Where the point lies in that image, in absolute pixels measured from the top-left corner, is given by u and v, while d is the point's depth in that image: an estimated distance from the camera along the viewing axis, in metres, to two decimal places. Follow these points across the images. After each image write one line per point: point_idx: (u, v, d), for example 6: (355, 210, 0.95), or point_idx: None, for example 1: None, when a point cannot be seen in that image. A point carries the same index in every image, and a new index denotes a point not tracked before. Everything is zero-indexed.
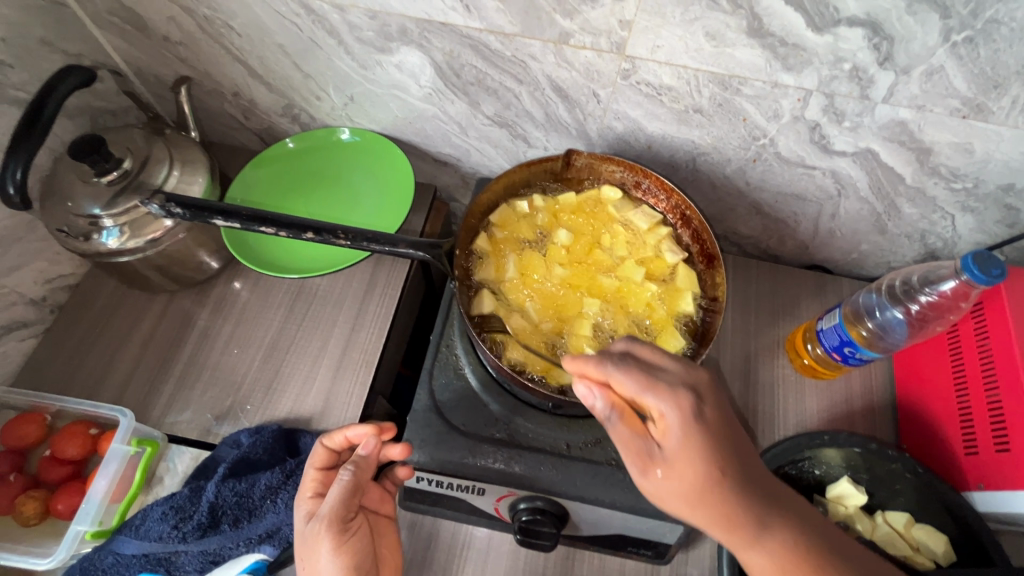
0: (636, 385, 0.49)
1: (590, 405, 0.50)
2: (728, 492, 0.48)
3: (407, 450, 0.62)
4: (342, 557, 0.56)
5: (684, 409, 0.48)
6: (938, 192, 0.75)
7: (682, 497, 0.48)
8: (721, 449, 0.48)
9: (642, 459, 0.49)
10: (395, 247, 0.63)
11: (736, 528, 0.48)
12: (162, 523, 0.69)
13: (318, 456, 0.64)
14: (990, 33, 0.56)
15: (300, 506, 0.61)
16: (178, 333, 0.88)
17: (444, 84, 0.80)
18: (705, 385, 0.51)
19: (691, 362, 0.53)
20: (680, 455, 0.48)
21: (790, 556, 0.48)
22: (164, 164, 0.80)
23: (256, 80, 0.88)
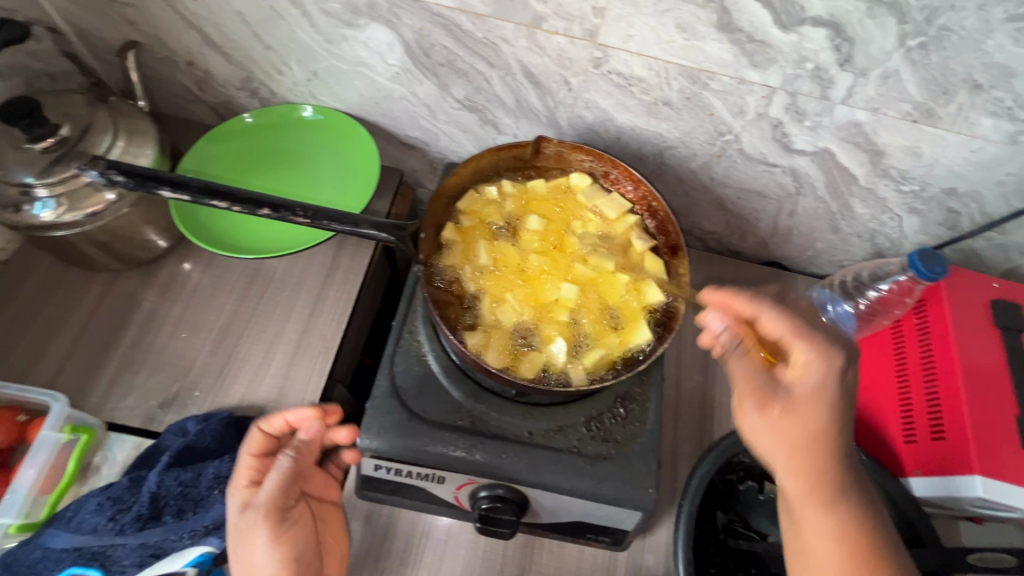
0: (789, 330, 0.54)
1: (712, 335, 0.58)
2: (830, 451, 0.52)
3: (355, 433, 0.65)
4: (282, 547, 0.57)
5: (837, 365, 0.52)
6: (888, 193, 0.79)
7: (775, 438, 0.53)
8: (835, 416, 0.52)
9: (760, 394, 0.54)
10: (358, 227, 0.61)
11: (809, 480, 0.53)
12: (98, 514, 0.65)
13: (254, 443, 0.63)
14: (941, 40, 0.59)
15: (235, 496, 0.61)
16: (121, 315, 0.82)
17: (413, 64, 0.77)
18: (861, 357, 0.55)
19: (861, 335, 0.57)
20: (806, 399, 0.52)
21: (850, 526, 0.52)
22: (108, 133, 0.75)
23: (213, 49, 0.83)
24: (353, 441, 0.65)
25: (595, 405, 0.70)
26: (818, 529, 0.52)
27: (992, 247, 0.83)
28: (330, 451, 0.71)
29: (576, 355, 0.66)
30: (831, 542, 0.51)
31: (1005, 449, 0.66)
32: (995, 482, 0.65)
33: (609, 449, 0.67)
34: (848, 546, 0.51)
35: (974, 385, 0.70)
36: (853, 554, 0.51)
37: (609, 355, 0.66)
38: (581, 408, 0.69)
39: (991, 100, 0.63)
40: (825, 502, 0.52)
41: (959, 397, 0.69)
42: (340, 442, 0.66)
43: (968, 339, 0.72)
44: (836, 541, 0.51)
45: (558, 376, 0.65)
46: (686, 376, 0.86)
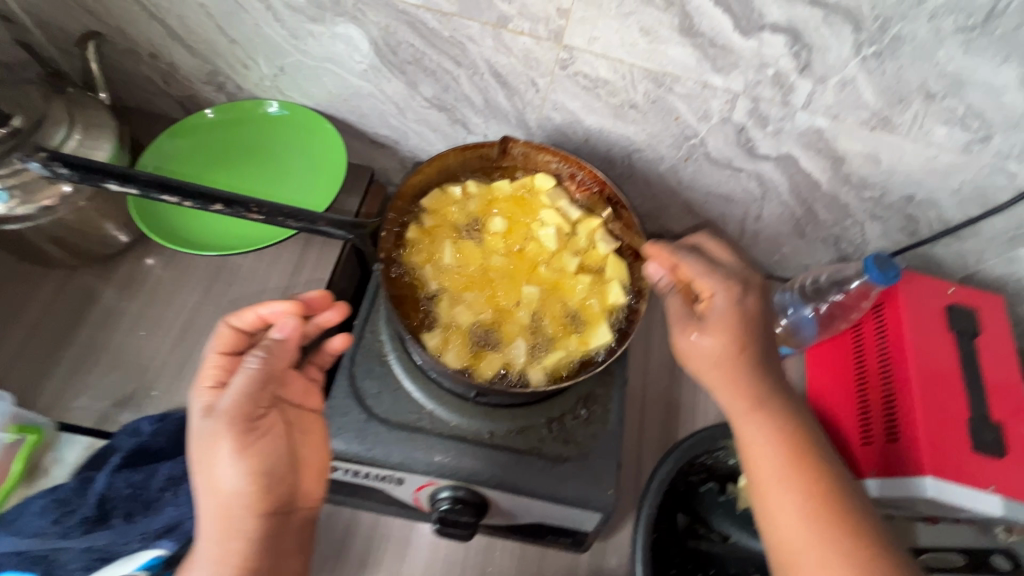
0: (697, 267, 0.60)
1: (655, 281, 0.63)
2: (751, 367, 0.57)
3: (343, 311, 0.63)
4: (248, 460, 0.52)
5: (735, 293, 0.58)
6: (849, 200, 0.80)
7: (706, 362, 0.57)
8: (745, 334, 0.57)
9: (682, 322, 0.59)
10: (315, 225, 0.60)
11: (740, 396, 0.57)
12: (41, 518, 0.62)
13: (222, 340, 0.58)
14: (895, 49, 0.60)
15: (199, 397, 0.56)
16: (77, 311, 0.80)
17: (381, 62, 0.77)
18: (757, 286, 0.60)
19: (754, 268, 0.62)
20: (719, 324, 0.57)
21: (779, 432, 0.56)
22: (63, 125, 0.73)
23: (176, 42, 0.81)
24: (340, 322, 0.63)
25: (557, 406, 0.69)
26: (753, 439, 0.56)
27: (949, 254, 0.85)
28: (313, 351, 0.65)
29: (535, 358, 0.66)
30: (767, 450, 0.55)
31: (958, 452, 0.68)
32: (947, 485, 0.66)
33: (570, 450, 0.67)
34: (775, 448, 0.55)
35: (929, 388, 0.71)
36: (787, 459, 0.54)
37: (567, 359, 0.66)
38: (543, 409, 0.69)
39: (944, 110, 0.65)
40: (756, 414, 0.56)
41: (914, 401, 0.70)
42: (326, 325, 0.63)
43: (924, 343, 0.74)
44: (770, 449, 0.55)
45: (517, 379, 0.65)
46: (652, 377, 0.86)
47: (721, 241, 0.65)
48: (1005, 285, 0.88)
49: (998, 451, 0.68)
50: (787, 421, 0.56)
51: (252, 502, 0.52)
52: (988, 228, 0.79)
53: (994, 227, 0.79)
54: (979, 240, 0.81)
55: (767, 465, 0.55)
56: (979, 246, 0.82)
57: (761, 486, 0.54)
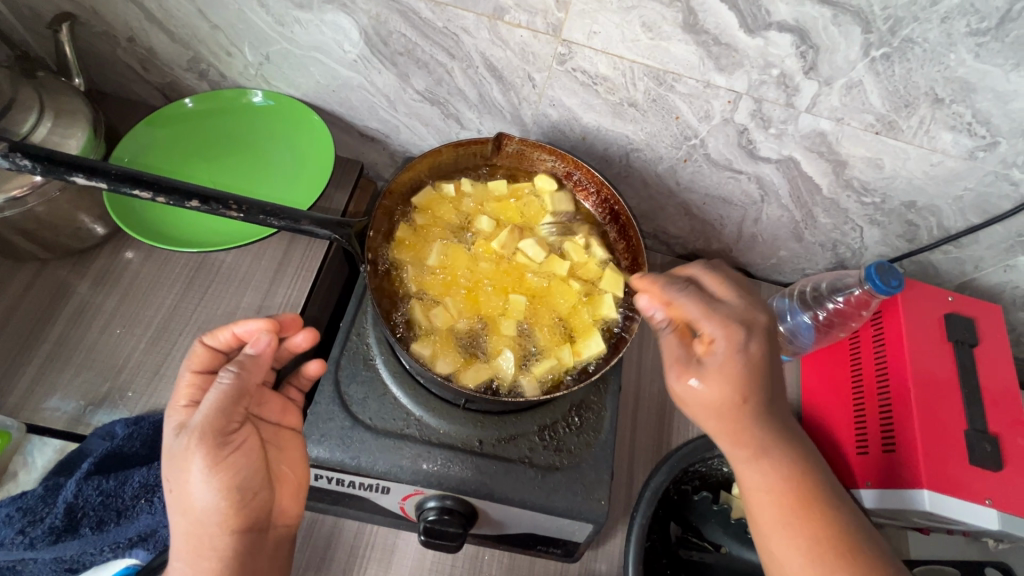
0: (697, 309, 0.53)
1: (649, 315, 0.56)
2: (750, 416, 0.53)
3: (313, 336, 0.62)
4: (220, 476, 0.50)
5: (737, 341, 0.52)
6: (850, 205, 0.79)
7: (704, 411, 0.54)
8: (752, 383, 0.52)
9: (680, 367, 0.54)
10: (297, 224, 0.57)
11: (739, 444, 0.54)
12: (5, 527, 0.60)
13: (196, 358, 0.57)
14: (904, 51, 0.58)
15: (172, 416, 0.54)
16: (49, 307, 0.77)
17: (371, 52, 0.73)
18: (761, 327, 0.54)
19: (756, 303, 0.56)
20: (719, 373, 0.52)
21: (782, 480, 0.54)
22: (33, 111, 0.69)
23: (155, 26, 0.77)
24: (312, 345, 0.62)
25: (549, 413, 0.67)
26: (753, 484, 0.54)
27: (948, 261, 0.84)
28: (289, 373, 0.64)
29: (526, 366, 0.64)
30: (767, 496, 0.54)
31: (953, 464, 0.67)
32: (942, 498, 0.65)
33: (561, 459, 0.65)
34: (777, 498, 0.53)
35: (926, 398, 0.70)
36: (789, 503, 0.53)
37: (559, 367, 0.64)
38: (534, 416, 0.67)
39: (951, 115, 0.63)
40: (758, 460, 0.54)
41: (910, 410, 0.69)
42: (299, 348, 0.62)
43: (922, 352, 0.73)
44: (771, 495, 0.54)
45: (507, 388, 0.63)
46: (645, 381, 0.85)
47: (718, 272, 0.58)
48: (1002, 294, 0.87)
49: (994, 465, 0.67)
50: (789, 465, 0.54)
51: (226, 518, 0.50)
52: (989, 236, 0.78)
53: (994, 235, 0.77)
54: (978, 248, 0.80)
55: (769, 511, 0.53)
56: (978, 253, 0.81)
57: (766, 530, 0.53)
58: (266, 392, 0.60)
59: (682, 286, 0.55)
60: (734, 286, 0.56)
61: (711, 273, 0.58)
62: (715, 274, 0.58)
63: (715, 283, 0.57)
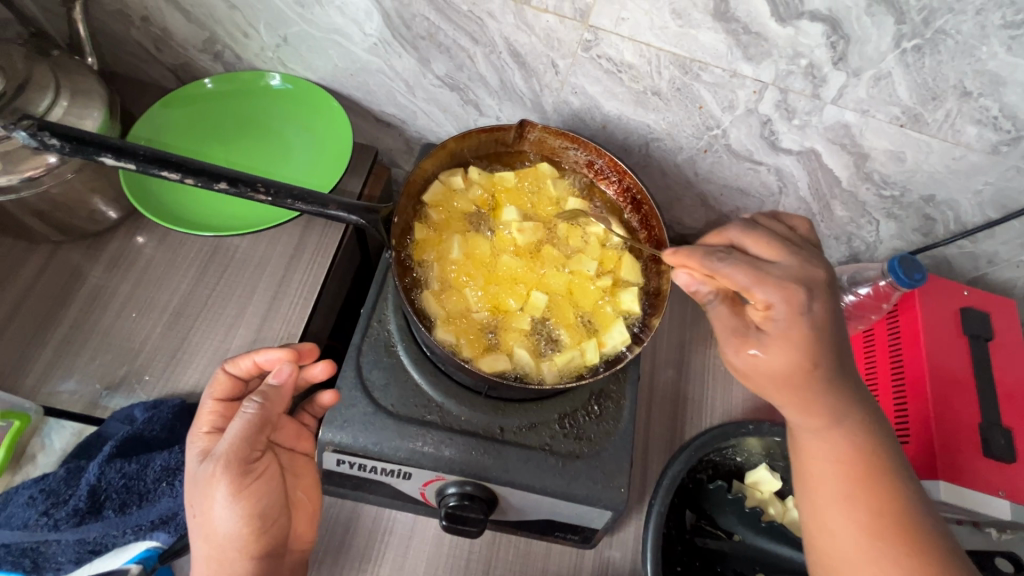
0: (747, 278, 0.51)
1: (693, 291, 0.56)
2: (822, 385, 0.53)
3: (332, 367, 0.62)
4: (243, 502, 0.52)
5: (796, 303, 0.51)
6: (868, 197, 0.78)
7: (771, 382, 0.54)
8: (825, 346, 0.52)
9: (737, 336, 0.53)
10: (325, 208, 0.57)
11: (812, 414, 0.54)
12: (29, 509, 0.60)
13: (219, 387, 0.59)
14: (936, 43, 0.58)
15: (194, 443, 0.57)
16: (62, 292, 0.76)
17: (392, 35, 0.72)
18: (821, 283, 0.53)
19: (812, 259, 0.54)
20: (784, 335, 0.51)
21: (849, 451, 0.53)
22: (48, 90, 0.68)
23: (171, 5, 0.76)
24: (330, 375, 0.62)
25: (569, 402, 0.68)
26: (818, 453, 0.54)
27: (962, 255, 0.84)
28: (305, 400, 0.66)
29: (547, 355, 0.65)
30: (831, 466, 0.53)
31: (969, 456, 0.68)
32: (957, 488, 0.67)
33: (582, 447, 0.65)
34: (844, 468, 0.53)
35: (942, 391, 0.71)
36: (854, 477, 0.52)
37: (582, 359, 0.64)
38: (555, 405, 0.67)
39: (977, 109, 0.63)
40: (827, 429, 0.54)
41: (926, 403, 0.70)
42: (316, 378, 0.62)
43: (940, 345, 0.74)
44: (837, 467, 0.53)
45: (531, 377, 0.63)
46: (660, 372, 0.85)
47: (760, 232, 0.56)
48: (1012, 289, 0.87)
49: (1009, 457, 0.69)
50: (862, 440, 0.53)
51: (246, 544, 0.52)
52: (1005, 230, 0.78)
53: (1010, 230, 0.78)
54: (993, 243, 0.80)
55: (830, 483, 0.53)
56: (992, 248, 0.81)
57: (819, 502, 0.53)
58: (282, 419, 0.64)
59: (724, 256, 0.53)
60: (783, 247, 0.54)
61: (753, 235, 0.56)
62: (757, 235, 0.56)
63: (761, 246, 0.55)
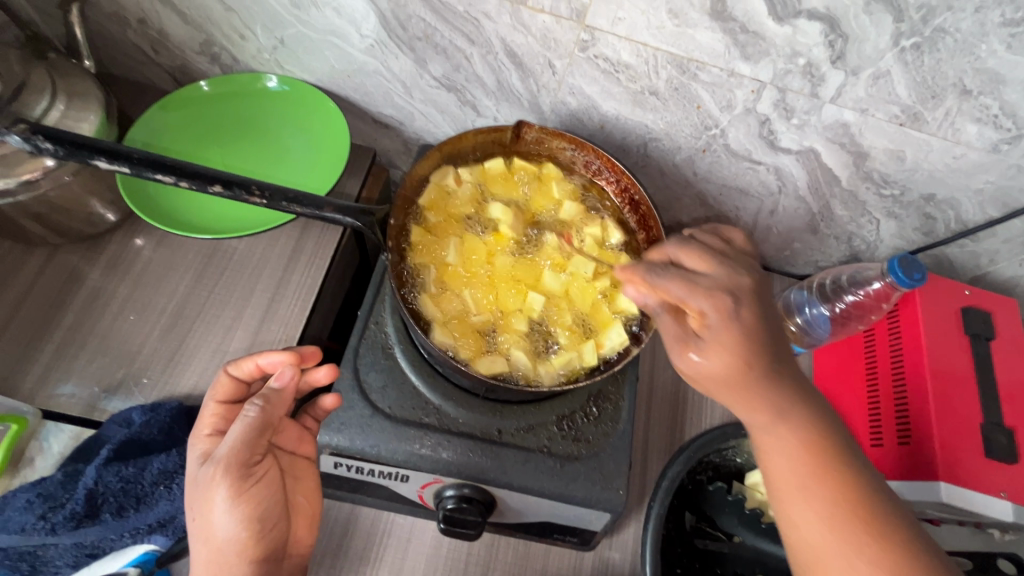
0: (682, 290, 0.50)
1: (640, 304, 0.53)
2: (760, 378, 0.50)
3: (334, 371, 0.61)
4: (243, 506, 0.52)
5: (726, 311, 0.50)
6: (869, 197, 0.78)
7: (713, 383, 0.51)
8: (756, 347, 0.50)
9: (679, 343, 0.51)
10: (321, 210, 0.56)
11: (756, 410, 0.51)
12: (26, 513, 0.60)
13: (221, 388, 0.59)
14: (936, 41, 0.58)
15: (196, 445, 0.57)
16: (60, 295, 0.76)
17: (388, 36, 0.72)
18: (747, 290, 0.52)
19: (736, 268, 0.53)
20: (720, 342, 0.49)
21: (808, 441, 0.50)
22: (45, 93, 0.68)
23: (168, 8, 0.76)
24: (333, 380, 0.61)
25: (567, 404, 0.67)
26: (774, 449, 0.51)
27: (963, 254, 0.83)
28: (307, 402, 0.63)
29: (544, 358, 0.65)
30: (788, 461, 0.50)
31: (971, 457, 0.68)
32: (958, 489, 0.66)
33: (580, 449, 0.65)
34: (801, 461, 0.50)
35: (943, 391, 0.70)
36: (812, 468, 0.49)
37: (580, 360, 0.64)
38: (553, 407, 0.67)
39: (977, 107, 0.63)
40: (776, 425, 0.50)
41: (927, 404, 0.70)
42: (319, 382, 0.61)
43: (941, 345, 0.73)
44: (795, 461, 0.50)
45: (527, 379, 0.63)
46: (659, 373, 0.85)
47: (694, 246, 0.55)
48: (1014, 288, 0.87)
49: (1011, 457, 0.68)
50: (811, 429, 0.51)
51: (245, 547, 0.52)
52: (1006, 229, 0.77)
53: (1012, 229, 0.77)
54: (995, 242, 0.80)
55: (789, 478, 0.50)
56: (993, 247, 0.81)
57: (782, 497, 0.50)
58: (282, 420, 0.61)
59: (662, 269, 0.52)
60: (712, 257, 0.53)
61: (687, 249, 0.54)
62: (693, 250, 0.54)
63: (697, 258, 0.54)
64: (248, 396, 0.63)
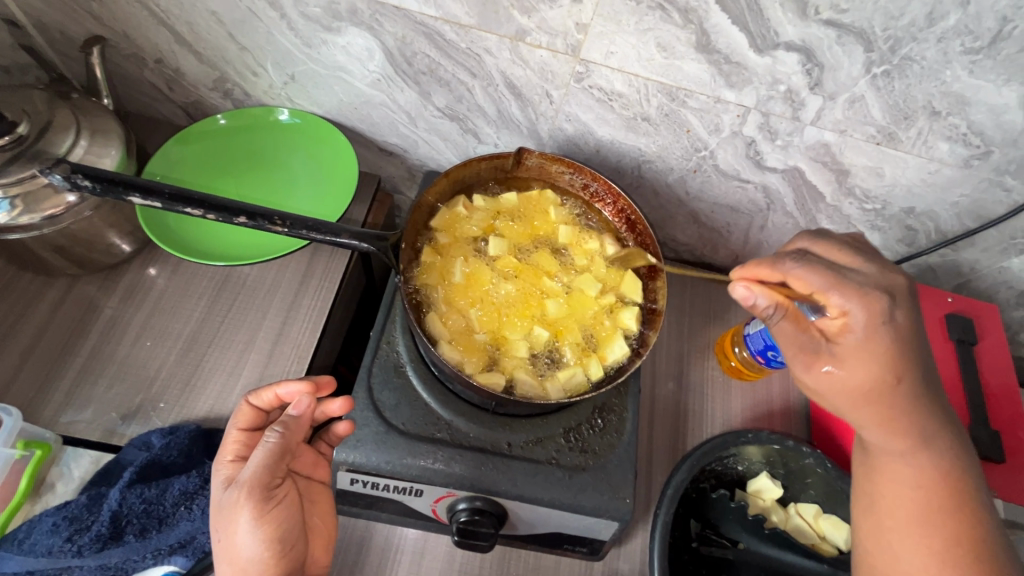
0: (823, 281, 0.52)
1: (749, 304, 0.54)
2: (908, 399, 0.52)
3: (349, 402, 0.62)
4: (265, 527, 0.53)
5: (876, 311, 0.51)
6: (852, 211, 0.82)
7: (845, 397, 0.53)
8: (905, 354, 0.52)
9: (807, 354, 0.53)
10: (337, 237, 0.60)
11: (899, 435, 0.53)
12: (53, 536, 0.63)
13: (243, 417, 0.61)
14: (904, 68, 0.62)
15: (219, 471, 0.59)
16: (79, 323, 0.78)
17: (394, 71, 0.76)
18: (902, 291, 0.53)
19: (886, 265, 0.55)
20: (853, 351, 0.51)
21: (934, 475, 0.52)
22: (70, 132, 0.72)
23: (184, 48, 0.80)
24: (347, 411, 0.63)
25: (573, 416, 0.70)
26: (894, 474, 0.53)
27: (946, 263, 0.87)
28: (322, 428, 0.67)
29: (551, 373, 0.68)
30: (913, 491, 0.52)
31: None
32: None
33: (587, 460, 0.67)
34: (923, 493, 0.51)
35: None
36: (932, 499, 0.51)
37: (585, 375, 0.67)
38: (560, 419, 0.70)
39: (947, 126, 0.67)
40: (916, 454, 0.52)
41: None
42: (333, 414, 0.62)
43: None
44: (920, 492, 0.52)
45: (536, 395, 0.65)
46: (659, 384, 0.87)
47: (832, 242, 0.56)
48: (997, 295, 0.90)
49: (999, 458, 0.71)
50: (947, 465, 0.52)
51: (268, 568, 0.53)
52: (983, 239, 0.81)
53: (989, 239, 0.81)
54: (974, 251, 0.84)
55: (906, 508, 0.52)
56: (974, 256, 0.85)
57: (890, 527, 0.52)
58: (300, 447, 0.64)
59: (799, 258, 0.54)
60: (857, 254, 0.55)
61: (824, 244, 0.56)
62: (831, 243, 0.56)
63: (833, 252, 0.56)
64: (268, 423, 0.64)
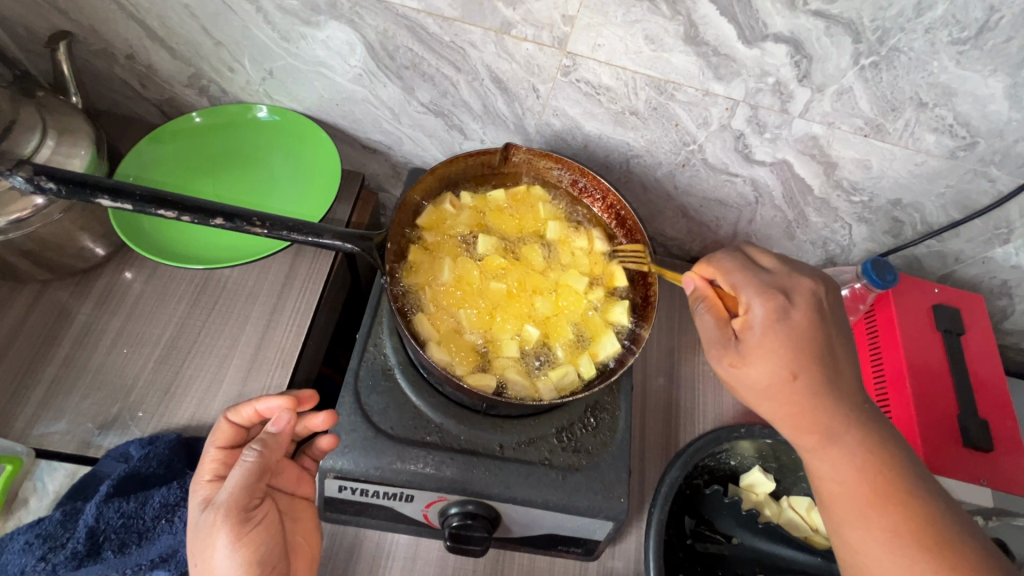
0: (734, 278, 0.58)
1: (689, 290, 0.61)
2: (813, 392, 0.54)
3: (333, 415, 0.61)
4: (244, 550, 0.51)
5: (774, 309, 0.55)
6: (840, 204, 0.82)
7: (755, 393, 0.55)
8: (808, 348, 0.54)
9: (721, 347, 0.56)
10: (319, 238, 0.58)
11: (806, 431, 0.54)
12: (25, 555, 0.61)
13: (221, 435, 0.60)
14: (892, 59, 0.62)
15: (197, 492, 0.57)
16: (51, 331, 0.75)
17: (376, 66, 0.74)
18: (805, 291, 0.57)
19: (799, 271, 0.59)
20: (757, 346, 0.54)
21: (859, 466, 0.53)
22: (35, 131, 0.68)
23: (156, 43, 0.77)
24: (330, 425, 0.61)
25: (566, 416, 0.69)
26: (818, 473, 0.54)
27: (931, 254, 0.87)
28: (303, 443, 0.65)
29: (542, 372, 0.66)
30: (842, 485, 0.53)
31: (949, 446, 0.72)
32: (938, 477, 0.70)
33: (580, 460, 0.66)
34: (849, 487, 0.52)
35: (921, 385, 0.75)
36: (864, 492, 0.52)
37: (576, 373, 0.66)
38: (552, 420, 0.69)
39: (934, 118, 0.67)
40: (827, 448, 0.54)
41: (907, 396, 0.74)
42: (316, 427, 0.61)
43: (916, 341, 0.77)
44: (845, 485, 0.53)
45: (528, 395, 0.64)
46: (651, 380, 0.87)
47: (766, 249, 0.62)
48: (981, 285, 0.91)
49: (988, 446, 0.72)
50: (872, 456, 0.53)
51: None
52: (969, 229, 0.82)
53: (974, 229, 0.82)
54: (959, 242, 0.84)
55: (842, 501, 0.53)
56: (958, 247, 0.85)
57: (837, 522, 0.53)
58: (282, 463, 0.63)
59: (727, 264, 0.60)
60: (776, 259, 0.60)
61: (760, 250, 0.62)
62: (763, 251, 0.62)
63: (762, 257, 0.62)
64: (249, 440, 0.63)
